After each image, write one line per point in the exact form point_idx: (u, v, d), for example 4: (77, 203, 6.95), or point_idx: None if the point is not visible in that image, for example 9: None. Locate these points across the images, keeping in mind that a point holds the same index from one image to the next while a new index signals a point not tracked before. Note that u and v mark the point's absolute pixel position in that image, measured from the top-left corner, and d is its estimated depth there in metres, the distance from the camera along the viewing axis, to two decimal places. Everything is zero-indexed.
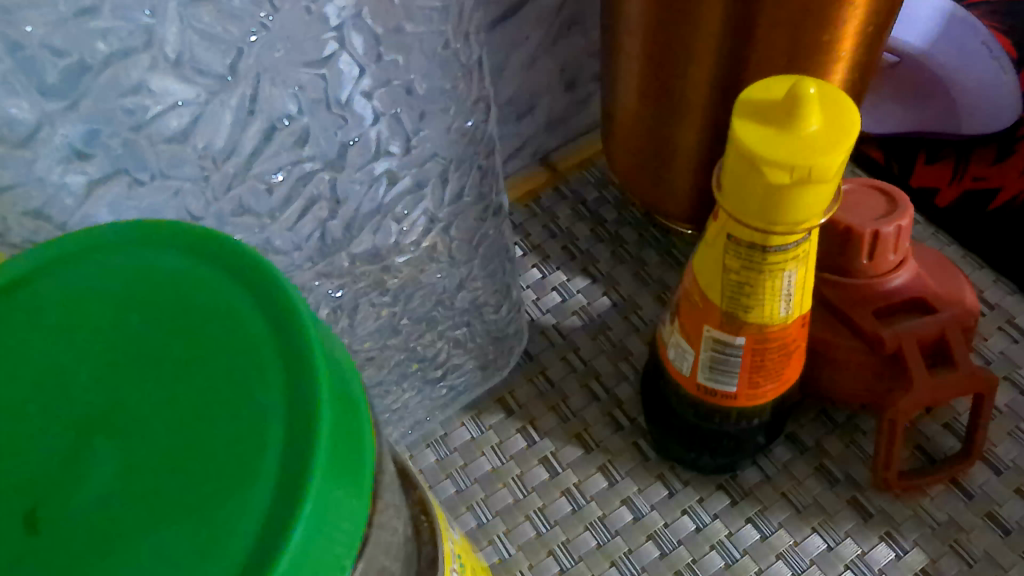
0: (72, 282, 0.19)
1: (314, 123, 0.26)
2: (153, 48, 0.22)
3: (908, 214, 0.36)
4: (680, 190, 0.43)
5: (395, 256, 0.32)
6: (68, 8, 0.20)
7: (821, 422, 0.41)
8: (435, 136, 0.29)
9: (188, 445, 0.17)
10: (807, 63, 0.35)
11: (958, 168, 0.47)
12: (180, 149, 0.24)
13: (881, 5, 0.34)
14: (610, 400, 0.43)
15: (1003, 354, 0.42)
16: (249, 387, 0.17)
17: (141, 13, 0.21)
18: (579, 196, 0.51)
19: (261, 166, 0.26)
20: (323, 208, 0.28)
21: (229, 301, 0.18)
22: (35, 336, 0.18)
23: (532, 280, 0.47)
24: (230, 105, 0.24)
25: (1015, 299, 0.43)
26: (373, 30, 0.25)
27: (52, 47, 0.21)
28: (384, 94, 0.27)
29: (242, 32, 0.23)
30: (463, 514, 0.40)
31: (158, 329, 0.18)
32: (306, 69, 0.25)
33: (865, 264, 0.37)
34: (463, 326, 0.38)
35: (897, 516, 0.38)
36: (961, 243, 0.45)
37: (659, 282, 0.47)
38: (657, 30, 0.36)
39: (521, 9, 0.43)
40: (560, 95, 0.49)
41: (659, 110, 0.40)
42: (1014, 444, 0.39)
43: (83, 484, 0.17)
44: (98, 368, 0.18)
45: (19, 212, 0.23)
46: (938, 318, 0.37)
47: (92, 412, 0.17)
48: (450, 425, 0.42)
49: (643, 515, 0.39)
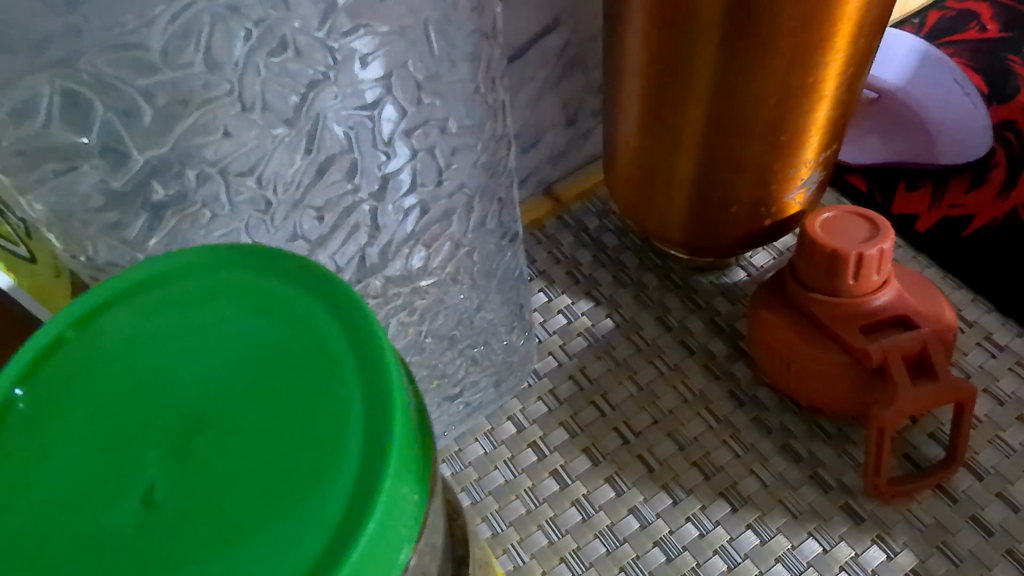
0: (166, 298, 0.22)
1: (360, 158, 0.29)
2: (234, 96, 0.25)
3: (889, 237, 0.40)
4: (677, 219, 0.47)
5: (423, 278, 0.35)
6: (167, 65, 0.23)
7: (813, 434, 0.44)
8: (463, 170, 0.33)
9: (277, 435, 0.19)
10: (793, 102, 0.39)
11: (936, 196, 0.52)
12: (245, 183, 0.27)
13: (857, 49, 0.38)
14: (615, 416, 0.45)
15: (981, 367, 0.45)
16: (327, 383, 0.20)
17: (229, 66, 0.25)
18: (581, 224, 0.54)
19: (314, 197, 0.29)
20: (362, 235, 0.31)
21: (306, 310, 0.21)
22: (139, 348, 0.21)
23: (538, 304, 0.50)
24: (291, 144, 0.27)
25: (992, 316, 0.47)
26: (415, 78, 0.29)
27: (150, 96, 0.24)
28: (421, 134, 0.30)
29: (305, 81, 0.26)
30: (479, 523, 0.42)
31: (246, 336, 0.21)
32: (358, 112, 0.28)
33: (851, 284, 0.40)
34: (480, 344, 0.41)
35: (888, 520, 0.41)
36: (940, 265, 0.50)
37: (659, 304, 0.50)
38: (655, 73, 0.40)
39: (529, 50, 0.47)
40: (563, 130, 0.53)
41: (658, 146, 0.43)
42: (995, 451, 0.42)
43: (185, 468, 0.19)
44: (195, 371, 0.20)
45: (108, 239, 0.26)
46: (922, 333, 0.40)
47: (188, 411, 0.20)
48: (464, 440, 0.45)
49: (649, 522, 0.41)
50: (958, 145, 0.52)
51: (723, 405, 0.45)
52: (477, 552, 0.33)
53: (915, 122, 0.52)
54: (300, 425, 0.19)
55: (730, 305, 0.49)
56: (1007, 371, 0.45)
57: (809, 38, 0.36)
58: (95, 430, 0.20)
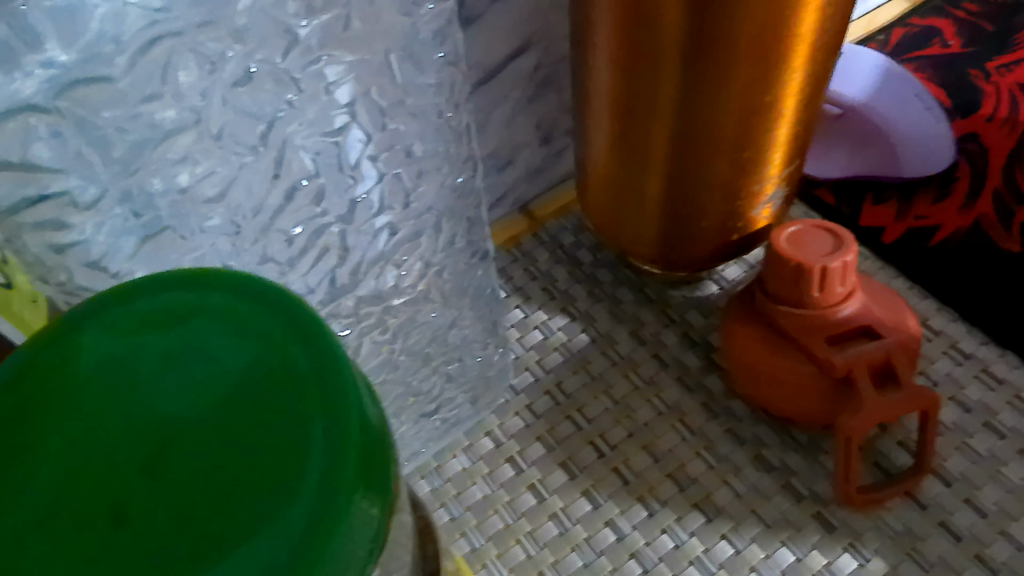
0: (131, 316, 0.22)
1: (328, 183, 0.30)
2: (201, 125, 0.26)
3: (852, 250, 0.41)
4: (648, 235, 0.48)
5: (395, 297, 0.36)
6: (136, 96, 0.24)
7: (785, 444, 0.45)
8: (430, 193, 0.34)
9: (241, 455, 0.20)
10: (755, 120, 0.40)
11: (902, 208, 0.54)
12: (216, 209, 0.28)
13: (814, 68, 0.40)
14: (592, 430, 0.46)
15: (948, 375, 0.46)
16: (290, 403, 0.20)
17: (193, 97, 0.26)
18: (556, 241, 0.55)
19: (283, 221, 0.30)
20: (332, 257, 0.32)
21: (269, 331, 0.22)
22: (106, 365, 0.21)
23: (515, 320, 0.51)
24: (260, 171, 0.28)
25: (958, 325, 0.48)
26: (379, 104, 0.30)
27: (121, 127, 0.25)
28: (388, 158, 0.32)
29: (272, 110, 0.28)
30: (458, 539, 0.42)
31: (210, 355, 0.21)
32: (324, 138, 0.29)
33: (817, 296, 0.41)
34: (455, 360, 0.42)
35: (859, 528, 0.41)
36: (907, 275, 0.51)
37: (633, 318, 0.51)
38: (622, 93, 0.41)
39: (501, 72, 0.48)
40: (538, 148, 0.54)
41: (628, 164, 0.44)
42: (962, 458, 0.43)
43: (152, 488, 0.20)
44: (161, 391, 0.21)
45: (81, 265, 0.26)
46: (885, 343, 0.41)
47: (154, 430, 0.20)
48: (443, 457, 0.46)
49: (626, 535, 0.42)
50: (919, 155, 0.53)
51: (697, 417, 0.46)
52: (450, 566, 0.33)
53: (879, 134, 0.53)
54: (263, 444, 0.20)
55: (703, 318, 0.50)
56: (973, 379, 0.46)
57: (769, 58, 0.37)
58: (62, 448, 0.20)
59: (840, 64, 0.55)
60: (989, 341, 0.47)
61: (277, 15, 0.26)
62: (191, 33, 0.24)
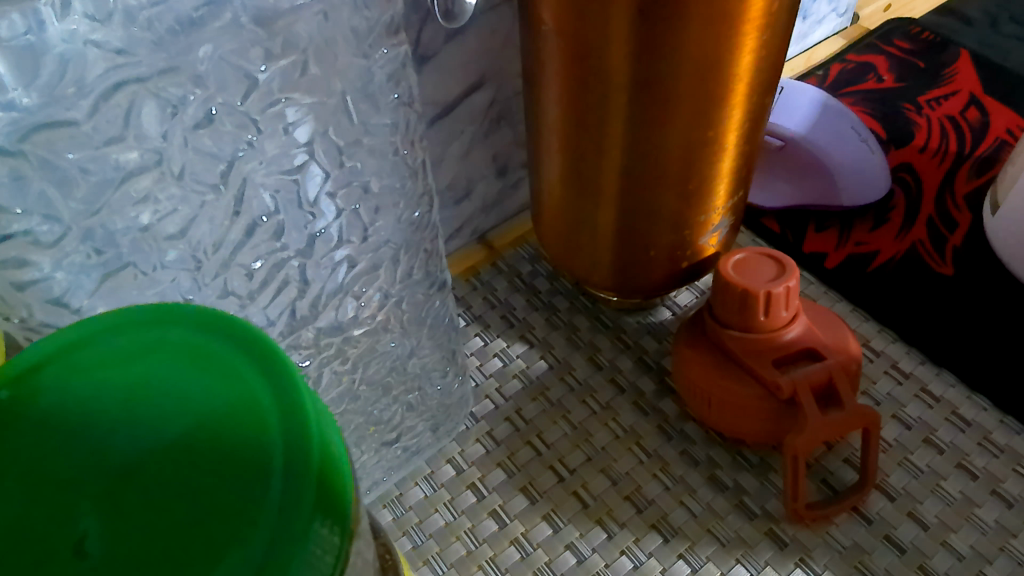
0: (93, 355, 0.23)
1: (287, 219, 0.32)
2: (162, 166, 0.27)
3: (794, 275, 0.43)
4: (602, 263, 0.49)
5: (354, 328, 0.37)
6: (99, 138, 0.25)
7: (738, 464, 0.46)
8: (388, 226, 0.35)
9: (205, 487, 0.21)
10: (700, 153, 0.42)
11: (842, 235, 0.56)
12: (176, 245, 0.29)
13: (753, 105, 0.42)
14: (551, 454, 0.47)
15: (889, 395, 0.48)
16: (253, 435, 0.21)
17: (155, 139, 0.27)
18: (514, 270, 0.57)
19: (243, 256, 0.31)
20: (292, 290, 0.33)
21: (232, 366, 0.22)
22: (68, 404, 0.22)
23: (474, 348, 0.52)
24: (220, 209, 0.30)
25: (897, 346, 0.51)
26: (336, 144, 0.32)
27: (84, 168, 0.26)
28: (345, 194, 0.33)
29: (231, 149, 0.29)
30: (420, 567, 0.43)
31: (174, 391, 0.22)
32: (283, 176, 0.31)
33: (763, 319, 0.43)
34: (414, 389, 0.43)
35: (809, 543, 0.43)
36: (850, 300, 0.53)
37: (589, 344, 0.52)
38: (572, 129, 0.43)
39: (456, 107, 0.49)
40: (493, 181, 0.55)
41: (580, 196, 0.46)
42: (904, 473, 0.45)
43: (115, 521, 0.20)
44: (125, 428, 0.21)
45: (42, 301, 0.27)
46: (827, 364, 0.43)
47: (118, 466, 0.21)
48: (405, 485, 0.46)
49: (585, 557, 0.43)
50: (856, 185, 0.56)
51: (653, 439, 0.47)
52: None
53: (816, 166, 0.56)
54: (226, 475, 0.21)
55: (656, 343, 0.52)
56: (913, 397, 0.48)
57: (710, 96, 0.39)
58: (24, 488, 0.21)
59: (778, 101, 0.57)
60: (927, 359, 0.50)
61: (237, 61, 0.27)
62: (154, 79, 0.26)
